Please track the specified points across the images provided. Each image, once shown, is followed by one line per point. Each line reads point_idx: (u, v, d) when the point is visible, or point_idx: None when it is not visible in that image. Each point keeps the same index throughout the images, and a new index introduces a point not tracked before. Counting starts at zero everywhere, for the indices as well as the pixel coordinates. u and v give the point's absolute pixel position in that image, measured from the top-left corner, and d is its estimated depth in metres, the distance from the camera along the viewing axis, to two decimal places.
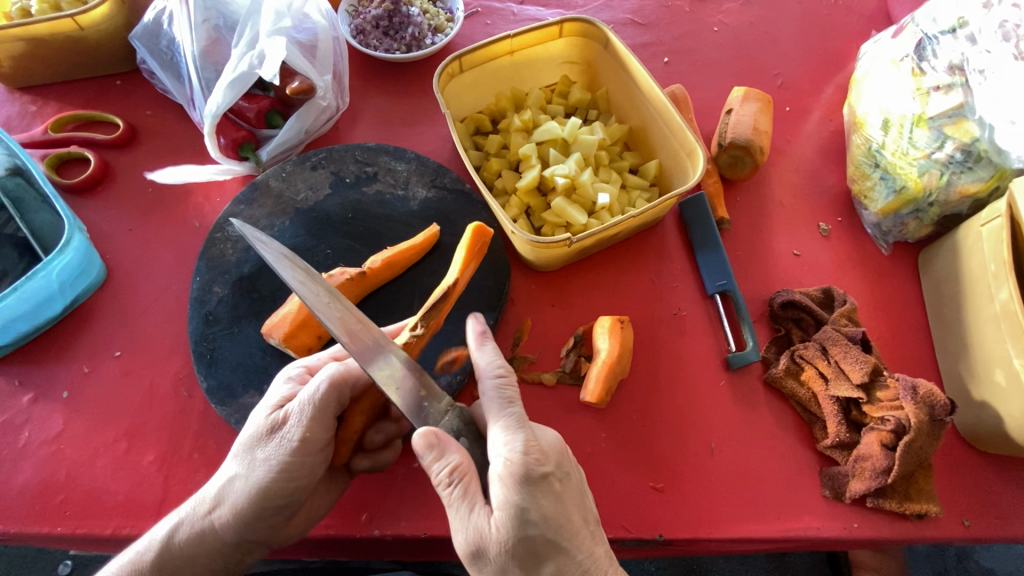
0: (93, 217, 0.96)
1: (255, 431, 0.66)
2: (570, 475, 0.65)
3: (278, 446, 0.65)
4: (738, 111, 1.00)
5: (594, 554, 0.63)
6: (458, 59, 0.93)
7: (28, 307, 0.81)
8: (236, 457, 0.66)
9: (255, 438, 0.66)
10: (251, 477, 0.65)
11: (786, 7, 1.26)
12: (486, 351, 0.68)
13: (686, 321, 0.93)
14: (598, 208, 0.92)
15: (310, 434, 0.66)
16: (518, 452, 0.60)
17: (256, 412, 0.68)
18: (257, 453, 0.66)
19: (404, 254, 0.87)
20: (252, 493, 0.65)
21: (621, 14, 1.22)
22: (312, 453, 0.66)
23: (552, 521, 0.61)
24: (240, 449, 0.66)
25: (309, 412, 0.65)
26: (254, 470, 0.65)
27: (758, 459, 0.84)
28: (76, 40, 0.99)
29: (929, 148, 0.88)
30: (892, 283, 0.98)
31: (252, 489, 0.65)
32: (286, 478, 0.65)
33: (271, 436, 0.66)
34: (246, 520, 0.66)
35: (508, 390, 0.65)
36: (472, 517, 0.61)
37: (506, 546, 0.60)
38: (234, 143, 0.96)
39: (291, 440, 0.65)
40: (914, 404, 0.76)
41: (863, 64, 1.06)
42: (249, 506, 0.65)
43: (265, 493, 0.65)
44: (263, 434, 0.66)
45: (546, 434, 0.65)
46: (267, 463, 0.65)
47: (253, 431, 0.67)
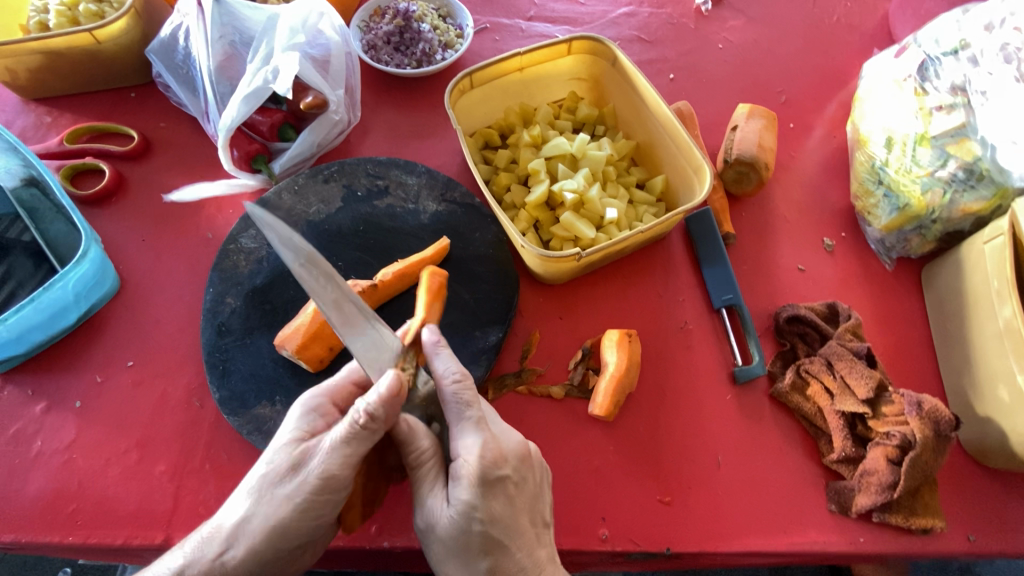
0: (107, 228, 0.97)
1: (279, 467, 0.63)
2: (526, 480, 0.68)
3: (303, 487, 0.61)
4: (743, 128, 1.01)
5: (533, 555, 0.67)
6: (469, 76, 0.95)
7: (42, 318, 0.81)
8: (254, 492, 0.63)
9: (278, 471, 0.63)
10: (269, 514, 0.62)
11: (789, 25, 1.28)
12: (441, 358, 0.68)
13: (692, 334, 0.94)
14: (606, 223, 0.94)
15: (337, 474, 0.61)
16: (475, 454, 0.63)
17: (276, 447, 0.65)
18: (276, 492, 0.62)
19: (416, 268, 0.89)
20: (273, 528, 0.62)
21: (628, 30, 1.25)
22: (334, 494, 0.63)
23: (499, 520, 0.65)
24: (262, 484, 0.63)
25: (338, 450, 0.61)
26: (271, 504, 0.62)
27: (764, 473, 0.85)
28: (93, 54, 1.01)
29: (932, 166, 0.90)
30: (896, 298, 0.99)
31: (270, 526, 0.62)
32: (308, 515, 0.63)
33: (294, 473, 0.62)
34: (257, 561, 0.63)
35: (466, 394, 0.66)
36: (428, 499, 0.65)
37: (452, 535, 0.64)
38: (247, 155, 0.97)
39: (313, 478, 0.61)
40: (919, 419, 0.78)
41: (865, 83, 1.08)
42: (262, 542, 0.62)
43: (283, 528, 0.62)
44: (286, 472, 0.62)
45: (509, 438, 0.68)
46: (286, 498, 0.62)
47: (277, 466, 0.63)
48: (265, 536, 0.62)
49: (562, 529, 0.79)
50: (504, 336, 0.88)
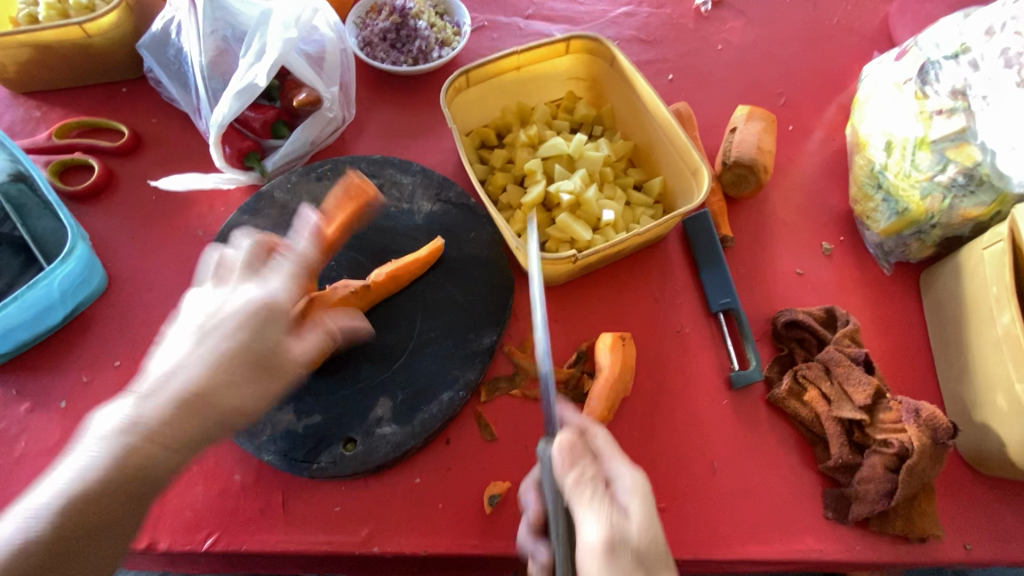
0: (96, 224, 0.96)
1: (187, 358, 0.63)
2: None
3: (215, 374, 0.62)
4: (742, 129, 1.00)
5: None
6: (465, 74, 0.94)
7: (28, 315, 0.80)
8: (147, 387, 0.61)
9: (185, 360, 0.62)
10: (162, 407, 0.59)
11: (789, 26, 1.28)
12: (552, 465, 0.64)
13: (689, 338, 0.93)
14: (603, 225, 0.93)
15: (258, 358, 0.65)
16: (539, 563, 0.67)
17: (218, 348, 0.63)
18: (174, 383, 0.61)
19: (410, 268, 0.87)
20: (171, 421, 0.59)
21: (627, 30, 1.24)
22: (250, 387, 0.64)
23: None
24: (211, 386, 0.62)
25: (281, 338, 0.67)
26: (172, 392, 0.60)
27: (760, 479, 0.84)
28: (84, 47, 0.99)
29: (932, 171, 0.89)
30: (895, 304, 0.98)
31: (172, 418, 0.59)
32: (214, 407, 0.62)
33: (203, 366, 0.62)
34: (148, 471, 0.58)
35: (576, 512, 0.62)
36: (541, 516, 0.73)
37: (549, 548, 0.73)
38: (239, 152, 0.96)
39: (228, 360, 0.63)
40: (917, 427, 0.77)
41: (865, 86, 1.07)
42: (152, 440, 0.58)
43: (185, 420, 0.60)
44: (193, 363, 0.62)
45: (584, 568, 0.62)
46: (189, 382, 0.61)
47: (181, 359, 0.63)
48: (157, 432, 0.58)
49: None
50: (498, 339, 0.87)
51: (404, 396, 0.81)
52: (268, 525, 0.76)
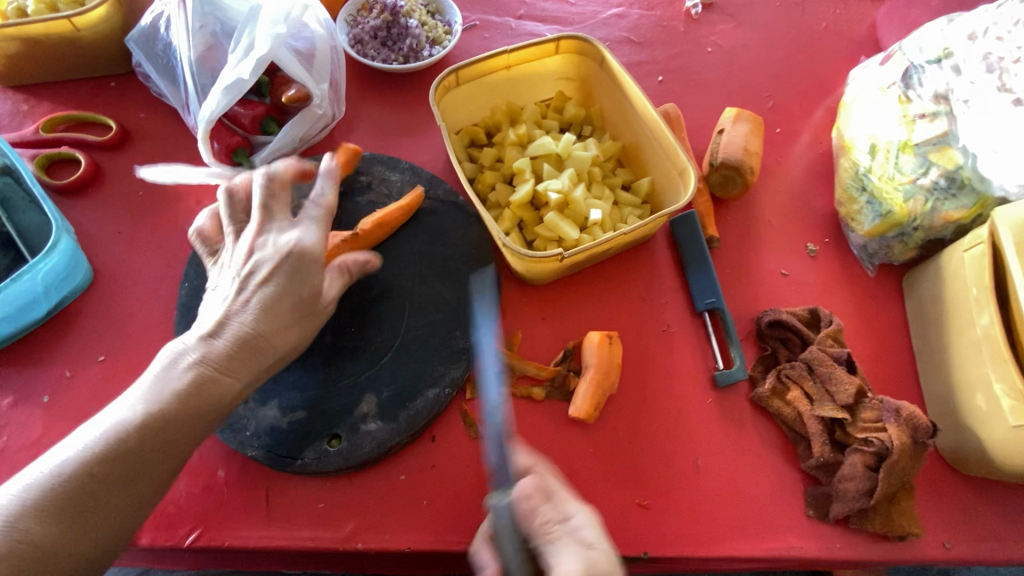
0: (82, 218, 0.95)
1: (237, 297, 0.69)
2: None
3: (263, 316, 0.68)
4: (729, 131, 1.01)
5: None
6: (455, 72, 0.94)
7: (11, 309, 0.79)
8: (206, 326, 0.68)
9: (236, 300, 0.69)
10: (220, 343, 0.67)
11: (777, 30, 1.29)
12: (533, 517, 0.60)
13: (674, 337, 0.93)
14: (591, 224, 0.93)
15: (302, 304, 0.72)
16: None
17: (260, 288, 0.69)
18: (228, 320, 0.68)
19: (393, 216, 0.90)
20: (228, 356, 0.67)
21: (618, 32, 1.25)
22: (295, 328, 0.72)
23: None
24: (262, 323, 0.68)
25: (321, 281, 0.73)
26: (223, 330, 0.67)
27: (743, 477, 0.85)
28: (73, 40, 0.99)
29: (915, 174, 0.90)
30: (879, 305, 1.00)
31: (236, 357, 0.67)
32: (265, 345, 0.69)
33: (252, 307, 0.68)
34: (216, 397, 0.66)
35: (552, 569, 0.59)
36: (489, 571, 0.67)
37: None
38: (228, 148, 0.96)
39: (272, 304, 0.69)
40: (897, 426, 0.79)
41: (851, 89, 1.08)
42: (219, 370, 0.66)
43: (241, 357, 0.68)
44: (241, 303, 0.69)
45: None
46: (242, 322, 0.68)
47: (230, 297, 0.69)
48: (219, 366, 0.66)
49: None
50: None
51: (390, 392, 0.81)
52: (252, 520, 0.76)
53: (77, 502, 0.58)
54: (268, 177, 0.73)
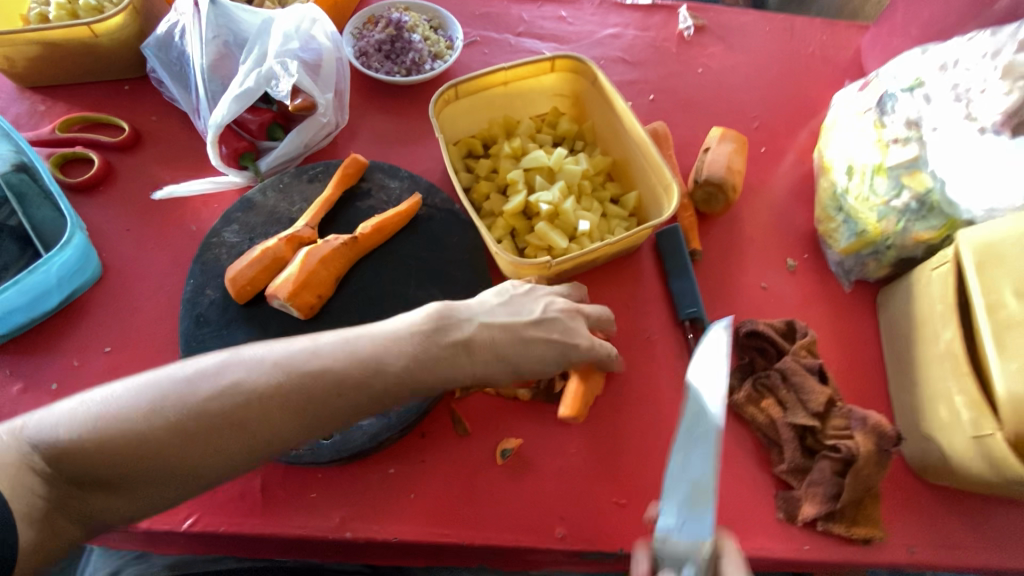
0: (93, 215, 1.00)
1: (468, 331, 0.76)
2: None
3: (457, 356, 0.74)
4: (714, 149, 1.06)
5: None
6: (453, 88, 0.99)
7: (25, 300, 0.83)
8: (339, 336, 0.71)
9: (464, 328, 0.76)
10: (429, 352, 0.73)
11: (765, 53, 1.35)
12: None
13: (657, 344, 0.98)
14: (579, 234, 0.98)
15: (488, 363, 0.76)
16: None
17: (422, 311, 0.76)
18: (446, 338, 0.74)
19: (394, 221, 0.96)
20: (417, 372, 0.72)
21: (612, 51, 1.31)
22: (475, 372, 0.76)
23: None
24: (392, 336, 0.72)
25: (466, 331, 0.76)
26: (422, 349, 0.72)
27: (718, 480, 0.89)
28: (91, 45, 1.04)
29: (888, 195, 0.95)
30: (853, 319, 1.04)
31: (313, 373, 0.67)
32: (438, 382, 0.74)
33: (483, 345, 0.76)
34: (283, 412, 0.66)
35: None
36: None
37: None
38: (235, 152, 1.01)
39: (417, 336, 0.73)
40: (863, 434, 0.83)
41: (832, 113, 1.13)
42: (297, 385, 0.66)
43: (402, 382, 0.71)
44: (473, 341, 0.75)
45: None
46: (445, 348, 0.74)
47: (471, 328, 0.76)
48: (370, 387, 0.69)
49: (521, 526, 0.82)
50: None
51: None
52: (247, 507, 0.80)
53: (142, 437, 0.61)
54: (572, 305, 0.83)
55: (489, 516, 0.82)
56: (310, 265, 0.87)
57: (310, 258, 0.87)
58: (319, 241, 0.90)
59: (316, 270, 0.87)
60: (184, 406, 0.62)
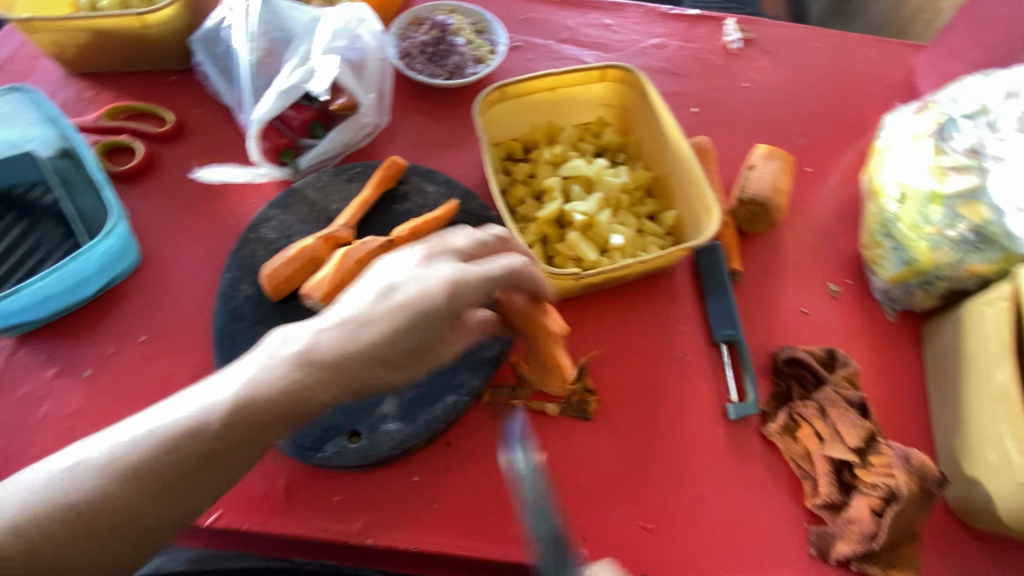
0: (134, 204, 1.01)
1: (295, 347, 0.65)
2: None
3: (306, 372, 0.64)
4: (760, 167, 1.03)
5: None
6: (499, 89, 1.00)
7: (65, 286, 0.84)
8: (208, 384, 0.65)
9: (291, 347, 0.65)
10: (266, 385, 0.63)
11: (814, 70, 1.31)
12: None
13: (690, 366, 0.95)
14: (611, 248, 0.96)
15: (350, 365, 0.66)
16: None
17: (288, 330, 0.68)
18: (281, 364, 0.64)
19: (428, 227, 0.94)
20: (260, 407, 0.62)
21: (656, 62, 1.29)
22: (339, 384, 0.65)
23: None
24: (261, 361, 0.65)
25: (332, 334, 0.66)
26: (256, 382, 0.63)
27: (748, 510, 0.86)
28: (141, 36, 1.05)
29: (942, 225, 0.90)
30: (896, 350, 1.00)
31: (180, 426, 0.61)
32: (295, 407, 0.63)
33: (326, 354, 0.65)
34: (155, 475, 0.60)
35: None
36: None
37: None
38: (275, 148, 1.02)
39: (280, 358, 0.65)
40: (905, 473, 0.80)
41: (884, 134, 1.08)
42: (164, 448, 0.60)
43: (248, 418, 0.62)
44: (312, 354, 0.65)
45: None
46: (282, 375, 0.64)
47: (306, 341, 0.66)
48: (209, 434, 0.62)
49: None
50: (505, 350, 0.89)
51: (409, 395, 0.84)
52: (269, 506, 0.80)
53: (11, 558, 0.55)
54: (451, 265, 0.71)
55: (511, 532, 0.81)
56: (347, 266, 0.87)
57: (346, 260, 0.87)
58: (358, 243, 0.89)
59: (351, 272, 0.87)
60: (51, 506, 0.57)
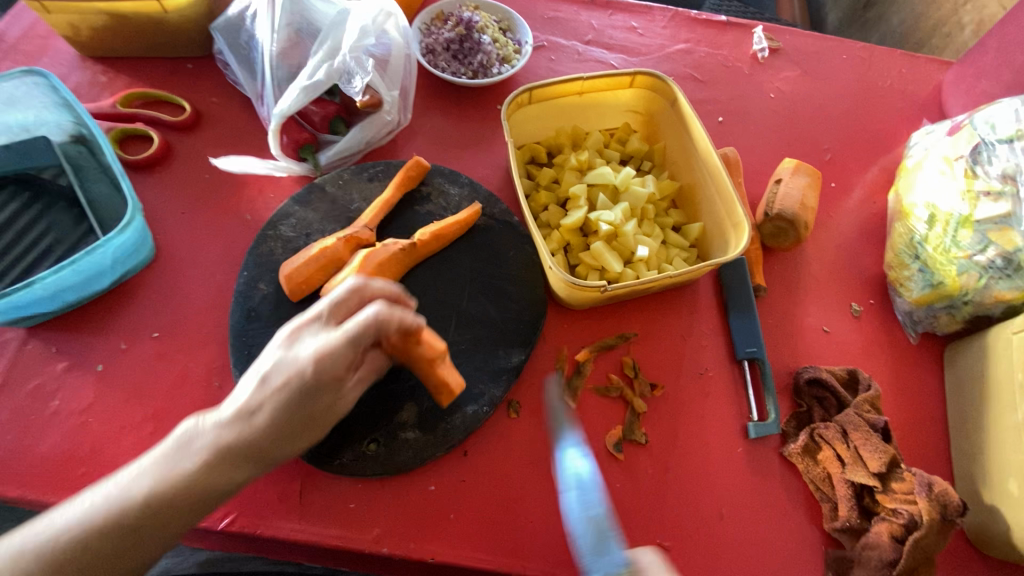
0: (148, 195, 0.98)
1: (201, 440, 0.61)
2: None
3: (197, 464, 0.60)
4: (788, 182, 1.02)
5: None
6: (529, 91, 0.97)
7: (79, 279, 0.82)
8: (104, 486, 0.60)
9: (195, 442, 0.61)
10: (168, 484, 0.59)
11: (841, 83, 1.29)
12: None
13: (711, 382, 0.94)
14: (636, 259, 0.94)
15: (253, 450, 0.62)
16: None
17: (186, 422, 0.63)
18: (184, 462, 0.60)
19: (449, 230, 0.92)
20: (163, 506, 0.59)
21: (682, 68, 1.27)
22: (238, 470, 0.62)
23: None
24: (157, 457, 0.61)
25: (215, 422, 0.62)
26: (154, 481, 0.59)
27: (766, 531, 0.85)
28: (159, 21, 1.02)
29: (973, 250, 0.90)
30: (917, 373, 1.00)
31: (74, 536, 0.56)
32: (194, 498, 0.60)
33: (228, 445, 0.61)
34: None
35: None
36: None
37: None
38: (296, 143, 0.99)
39: (175, 454, 0.61)
40: (928, 501, 0.78)
41: (916, 154, 1.08)
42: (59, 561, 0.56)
43: (144, 518, 0.58)
44: (217, 444, 0.61)
45: None
46: (188, 472, 0.60)
47: (207, 434, 0.61)
48: (106, 538, 0.57)
49: (560, 561, 0.80)
50: (526, 359, 0.88)
51: (428, 403, 0.82)
52: (284, 512, 0.78)
53: None
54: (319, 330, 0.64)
55: (527, 547, 0.80)
56: (368, 268, 0.85)
57: (366, 263, 0.85)
58: (379, 244, 0.88)
59: (371, 275, 0.85)
60: None
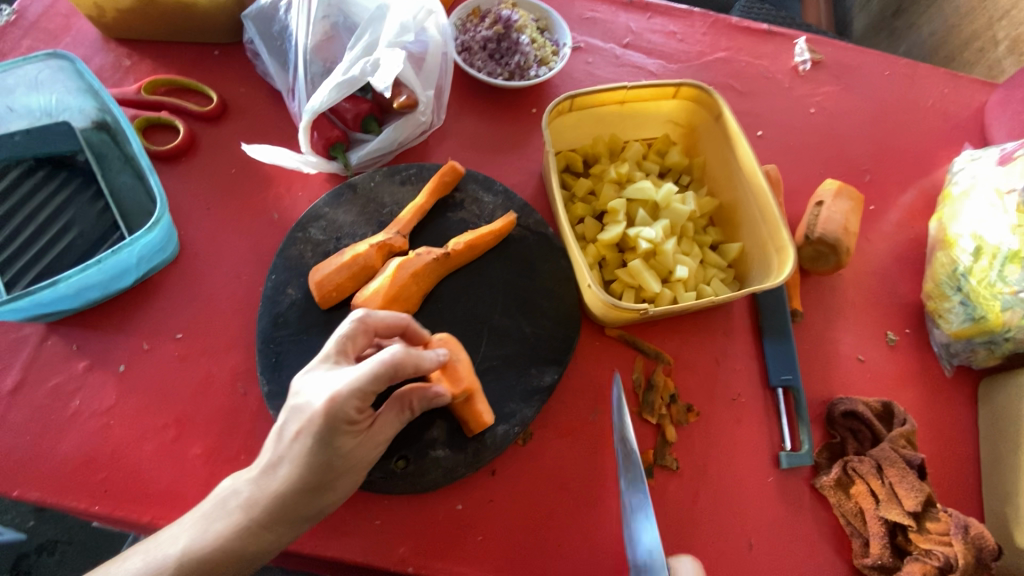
0: (173, 187, 0.95)
1: (236, 499, 0.64)
2: None
3: (234, 520, 0.63)
4: (829, 205, 0.99)
5: None
6: (571, 99, 0.93)
7: (104, 277, 0.79)
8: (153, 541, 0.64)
9: (230, 502, 0.64)
10: (202, 544, 0.62)
11: (882, 100, 1.26)
12: None
13: (744, 408, 0.92)
14: (674, 279, 0.91)
15: (280, 509, 0.64)
16: None
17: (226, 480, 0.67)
18: (219, 522, 0.63)
19: (484, 241, 0.90)
20: (198, 565, 0.61)
21: (721, 77, 1.23)
22: (273, 525, 0.64)
23: None
24: (200, 514, 0.65)
25: (248, 479, 0.65)
26: (194, 537, 0.63)
27: (795, 563, 0.84)
28: (187, 6, 0.97)
29: (1019, 286, 0.88)
30: (950, 406, 0.98)
31: None
32: (233, 552, 0.62)
33: (257, 503, 0.64)
34: None
35: None
36: None
37: None
38: (326, 141, 0.95)
39: (216, 511, 0.64)
40: (963, 543, 0.77)
41: (962, 180, 1.06)
42: None
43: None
44: (248, 502, 0.64)
45: None
46: (224, 529, 0.63)
47: (242, 491, 0.65)
48: None
49: None
50: (559, 378, 0.86)
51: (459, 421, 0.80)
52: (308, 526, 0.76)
53: None
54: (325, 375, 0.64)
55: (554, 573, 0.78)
56: (402, 279, 0.83)
57: (399, 273, 0.83)
58: (412, 253, 0.85)
59: (405, 286, 0.83)
60: None
